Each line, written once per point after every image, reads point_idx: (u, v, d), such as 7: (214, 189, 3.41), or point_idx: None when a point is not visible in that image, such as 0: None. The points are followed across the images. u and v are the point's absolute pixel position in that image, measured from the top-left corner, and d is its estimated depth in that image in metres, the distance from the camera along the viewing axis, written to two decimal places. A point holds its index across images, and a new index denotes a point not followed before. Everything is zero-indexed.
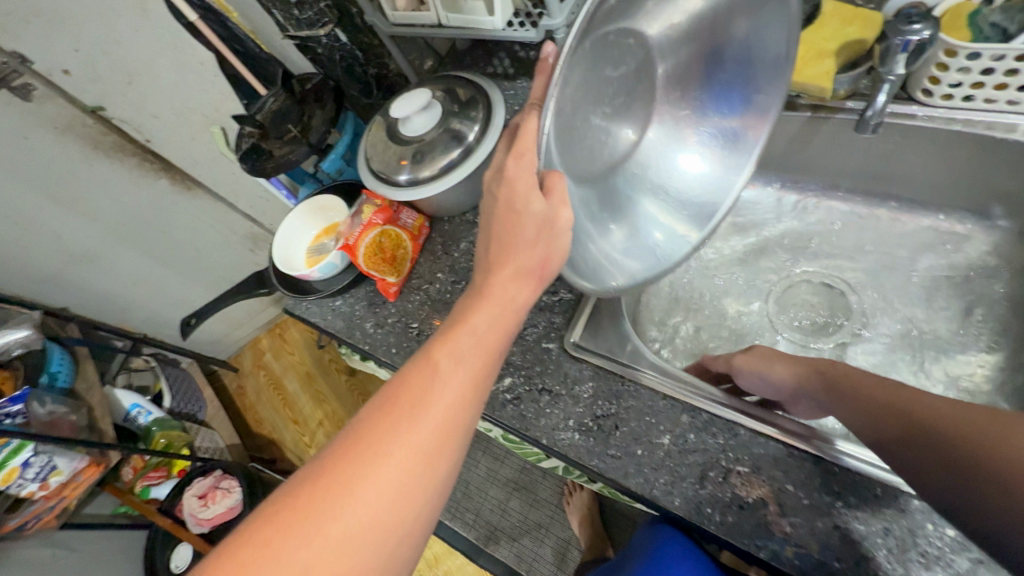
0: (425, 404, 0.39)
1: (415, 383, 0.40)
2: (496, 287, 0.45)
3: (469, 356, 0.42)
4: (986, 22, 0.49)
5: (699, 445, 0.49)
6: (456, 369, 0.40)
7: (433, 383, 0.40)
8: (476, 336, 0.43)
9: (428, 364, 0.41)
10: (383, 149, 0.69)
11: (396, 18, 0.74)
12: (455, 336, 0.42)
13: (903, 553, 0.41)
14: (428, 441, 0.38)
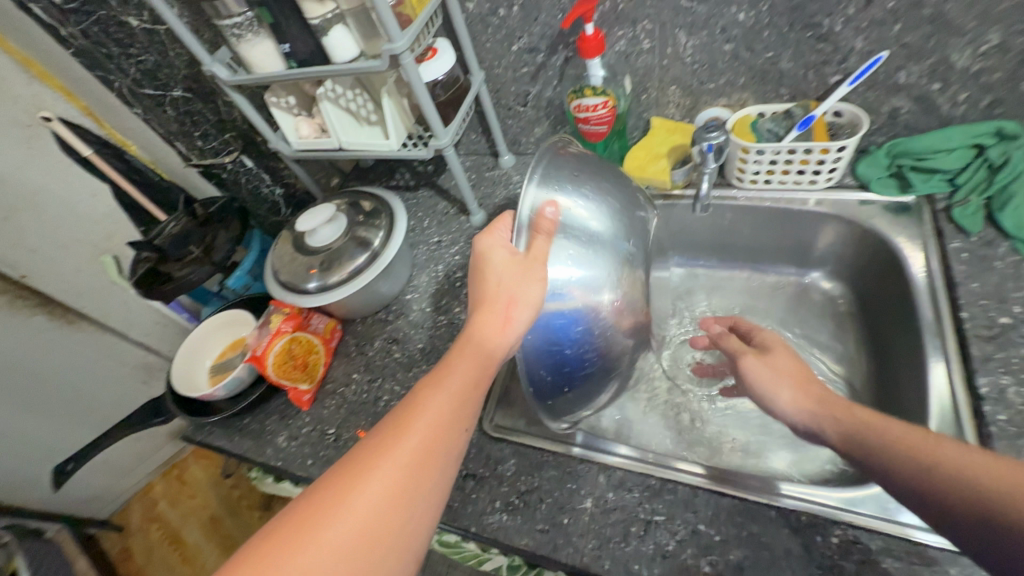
0: (403, 453, 0.38)
1: (395, 432, 0.39)
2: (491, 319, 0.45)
3: (448, 405, 0.41)
4: (764, 128, 0.65)
5: (618, 503, 0.52)
6: (445, 399, 0.41)
7: (424, 413, 0.40)
8: (456, 385, 0.42)
9: (410, 411, 0.40)
10: (290, 260, 0.72)
11: (299, 144, 0.81)
12: (443, 382, 0.42)
13: (804, 569, 0.44)
14: (396, 496, 0.36)
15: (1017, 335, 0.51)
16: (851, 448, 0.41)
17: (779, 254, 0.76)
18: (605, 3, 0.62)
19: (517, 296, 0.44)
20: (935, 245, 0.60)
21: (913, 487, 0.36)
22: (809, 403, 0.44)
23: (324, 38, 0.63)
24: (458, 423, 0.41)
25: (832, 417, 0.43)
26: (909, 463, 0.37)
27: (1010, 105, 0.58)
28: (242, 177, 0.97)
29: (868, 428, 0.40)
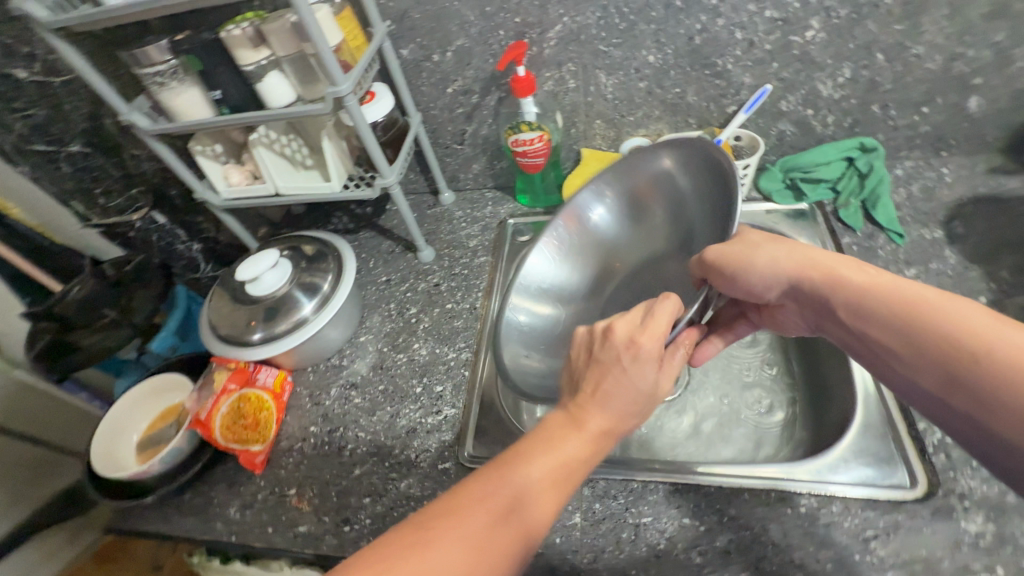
0: (481, 535, 0.33)
1: (524, 459, 0.37)
2: (604, 395, 0.40)
3: (573, 457, 0.38)
4: None
5: (605, 512, 0.53)
6: (540, 495, 0.36)
7: (517, 498, 0.35)
8: (588, 437, 0.39)
9: (546, 444, 0.38)
10: (229, 313, 0.68)
11: (229, 193, 0.77)
12: (573, 433, 0.39)
13: (782, 541, 0.48)
14: (511, 535, 0.34)
15: None
16: (849, 316, 0.42)
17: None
18: (533, 48, 0.68)
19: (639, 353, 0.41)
20: (831, 242, 0.70)
21: (883, 358, 0.39)
22: (795, 254, 0.46)
23: (258, 84, 0.62)
24: (580, 480, 0.38)
25: (819, 271, 0.44)
26: (902, 323, 0.37)
27: (865, 124, 0.71)
28: (153, 235, 0.91)
29: (848, 283, 0.42)
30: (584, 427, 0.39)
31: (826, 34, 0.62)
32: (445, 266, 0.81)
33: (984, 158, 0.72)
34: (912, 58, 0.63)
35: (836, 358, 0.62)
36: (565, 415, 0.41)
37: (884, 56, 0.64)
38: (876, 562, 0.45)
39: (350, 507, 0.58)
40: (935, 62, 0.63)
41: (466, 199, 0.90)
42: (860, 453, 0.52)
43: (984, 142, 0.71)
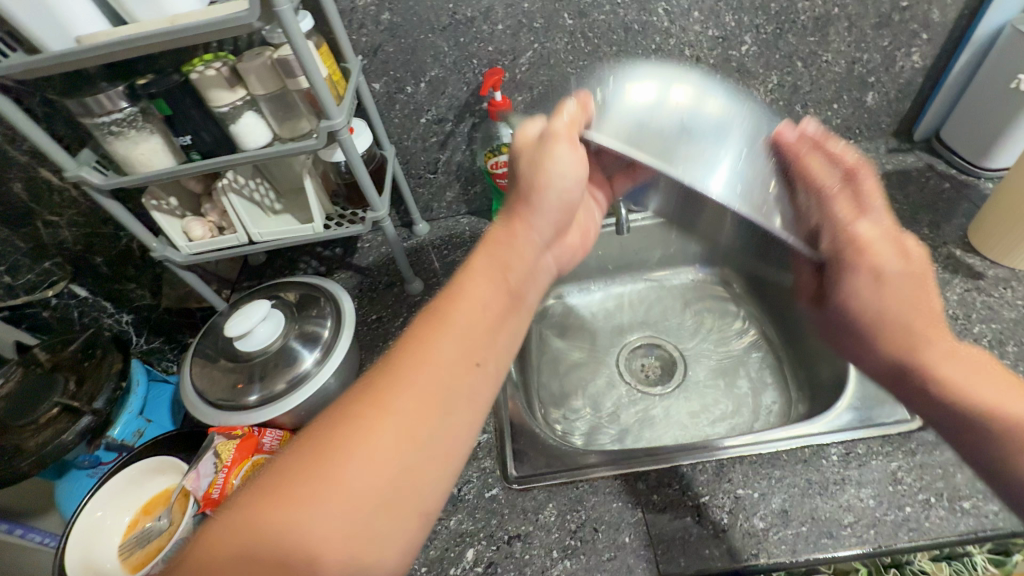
0: (414, 384, 0.37)
1: (408, 365, 0.37)
2: (495, 247, 0.44)
3: (454, 348, 0.39)
4: None
5: (665, 501, 0.54)
6: (457, 334, 0.39)
7: (433, 345, 0.39)
8: (466, 325, 0.40)
9: (417, 344, 0.38)
10: (219, 376, 0.62)
11: (192, 247, 0.70)
12: (482, 277, 0.42)
13: (827, 489, 0.52)
14: (422, 416, 0.36)
15: None
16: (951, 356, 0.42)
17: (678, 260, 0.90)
18: (506, 74, 0.71)
19: (545, 178, 0.45)
20: None
21: (929, 378, 0.42)
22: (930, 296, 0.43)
23: (233, 125, 0.59)
24: (506, 308, 0.42)
25: (914, 320, 0.43)
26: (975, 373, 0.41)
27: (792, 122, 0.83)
28: (72, 308, 0.84)
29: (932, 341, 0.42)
30: (458, 316, 0.40)
31: (757, 47, 0.72)
32: (437, 295, 0.80)
33: (883, 141, 0.87)
34: (823, 63, 0.75)
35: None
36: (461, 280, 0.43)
37: (802, 64, 0.75)
38: (908, 489, 0.51)
39: None
40: (840, 66, 0.76)
41: (443, 227, 0.90)
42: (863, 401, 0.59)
43: (882, 129, 0.85)
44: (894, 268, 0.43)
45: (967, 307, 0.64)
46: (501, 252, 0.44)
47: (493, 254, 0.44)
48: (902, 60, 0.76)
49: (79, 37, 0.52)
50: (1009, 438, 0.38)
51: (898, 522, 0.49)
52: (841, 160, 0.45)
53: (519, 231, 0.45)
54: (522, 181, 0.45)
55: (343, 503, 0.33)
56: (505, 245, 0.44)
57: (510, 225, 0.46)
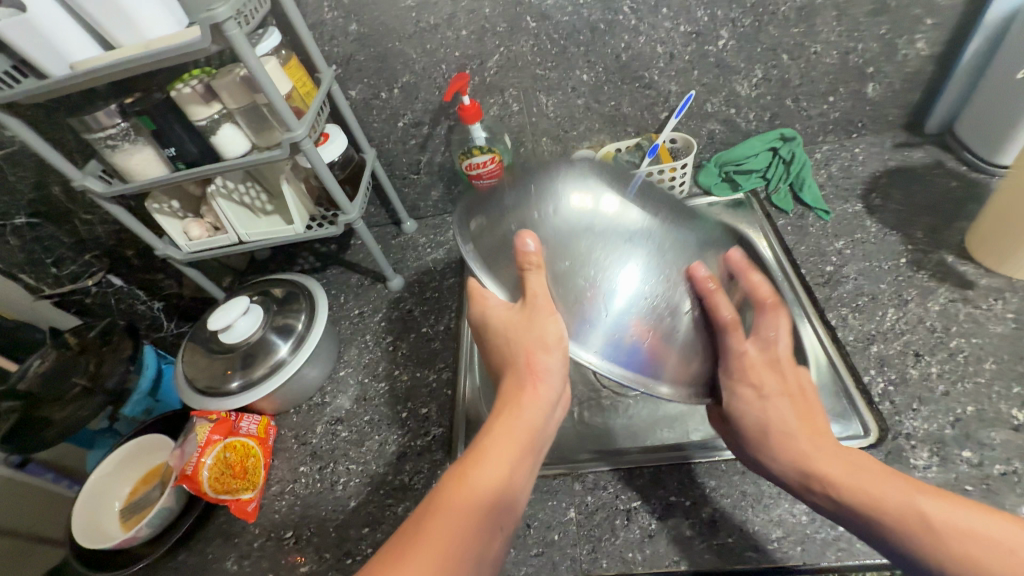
0: (471, 498, 0.39)
1: (459, 486, 0.40)
2: (527, 395, 0.47)
3: (468, 514, 0.39)
4: (624, 159, 0.80)
5: (598, 503, 0.55)
6: (501, 453, 0.43)
7: (483, 460, 0.42)
8: (478, 483, 0.40)
9: (454, 488, 0.40)
10: (205, 365, 0.68)
11: (190, 246, 0.77)
12: (517, 399, 0.46)
13: (761, 503, 0.51)
14: (474, 518, 0.39)
15: (840, 276, 0.67)
16: (829, 463, 0.45)
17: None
18: (475, 78, 0.73)
19: (534, 347, 0.46)
20: (769, 226, 0.77)
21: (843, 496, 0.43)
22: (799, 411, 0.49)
23: (213, 137, 0.64)
24: (537, 437, 0.45)
25: (790, 436, 0.48)
26: (869, 478, 0.43)
27: (783, 117, 0.79)
28: (111, 298, 0.92)
29: (819, 457, 0.45)
30: (470, 479, 0.41)
31: (736, 41, 0.69)
32: (415, 292, 0.84)
33: (891, 135, 0.81)
34: (813, 55, 0.71)
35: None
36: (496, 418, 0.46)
37: (789, 56, 0.71)
38: None
39: (352, 539, 0.59)
40: (833, 57, 0.72)
41: (429, 225, 0.93)
42: None
43: (888, 121, 0.79)
44: (774, 389, 0.50)
45: (948, 319, 0.59)
46: (507, 412, 0.46)
47: (502, 421, 0.45)
48: (905, 48, 0.70)
49: (72, 62, 0.58)
50: (904, 525, 0.39)
51: (827, 541, 0.48)
52: (724, 308, 0.48)
53: (533, 386, 0.47)
54: (517, 360, 0.48)
55: None
56: (518, 413, 0.45)
57: (521, 381, 0.47)
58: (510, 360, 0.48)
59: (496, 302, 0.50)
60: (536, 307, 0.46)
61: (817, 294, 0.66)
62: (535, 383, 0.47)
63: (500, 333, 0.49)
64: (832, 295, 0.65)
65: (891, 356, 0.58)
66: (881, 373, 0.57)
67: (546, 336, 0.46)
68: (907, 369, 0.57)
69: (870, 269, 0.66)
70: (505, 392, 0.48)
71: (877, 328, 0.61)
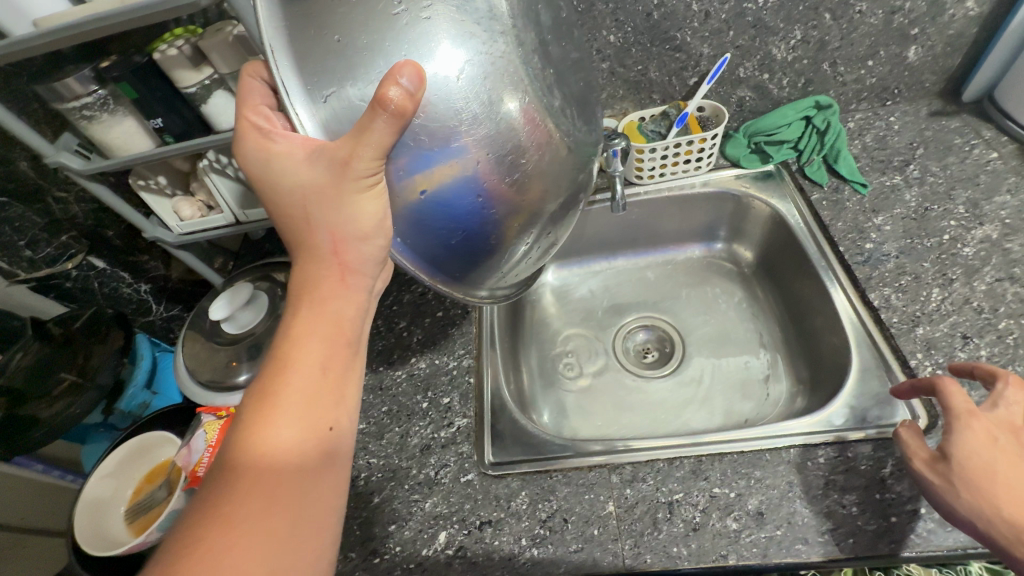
0: (281, 424, 0.37)
1: (262, 418, 0.37)
2: (320, 291, 0.41)
3: (289, 440, 0.37)
4: (648, 130, 0.75)
5: (638, 496, 0.53)
6: (302, 370, 0.39)
7: (282, 382, 0.39)
8: (289, 411, 0.38)
9: (261, 421, 0.37)
10: (207, 356, 0.64)
11: (183, 227, 0.72)
12: (326, 291, 0.41)
13: (809, 493, 0.50)
14: (295, 442, 0.37)
15: (881, 254, 0.64)
16: None
17: (678, 242, 0.85)
18: None
19: (337, 235, 0.40)
20: (801, 199, 0.73)
21: None
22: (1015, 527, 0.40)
23: (203, 106, 0.59)
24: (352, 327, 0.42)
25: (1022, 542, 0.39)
26: None
27: (817, 83, 0.74)
28: (93, 282, 0.83)
29: None
30: (277, 412, 0.37)
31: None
32: None
33: (926, 102, 0.76)
34: (856, 15, 0.66)
35: (821, 302, 0.66)
36: (290, 330, 0.41)
37: (831, 16, 0.66)
38: (897, 497, 0.48)
39: (378, 537, 0.56)
40: (877, 17, 0.67)
41: None
42: (857, 397, 0.55)
43: (924, 88, 0.75)
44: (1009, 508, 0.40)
45: (995, 299, 0.57)
46: (308, 319, 0.41)
47: (303, 330, 0.40)
48: (953, 8, 0.66)
49: (35, 19, 0.50)
50: None
51: (879, 532, 0.47)
52: (958, 398, 0.45)
53: (334, 266, 0.41)
54: (323, 245, 0.41)
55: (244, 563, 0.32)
56: (324, 307, 0.41)
57: (318, 267, 0.41)
58: (313, 247, 0.41)
59: (292, 164, 0.38)
60: (350, 177, 0.36)
61: (857, 273, 0.63)
62: (340, 268, 0.41)
63: (295, 198, 0.40)
64: (872, 274, 0.62)
65: (938, 338, 0.56)
66: (928, 357, 0.55)
67: (354, 225, 0.39)
68: (955, 352, 0.55)
69: (912, 247, 0.63)
70: (297, 283, 0.42)
71: (922, 309, 0.58)
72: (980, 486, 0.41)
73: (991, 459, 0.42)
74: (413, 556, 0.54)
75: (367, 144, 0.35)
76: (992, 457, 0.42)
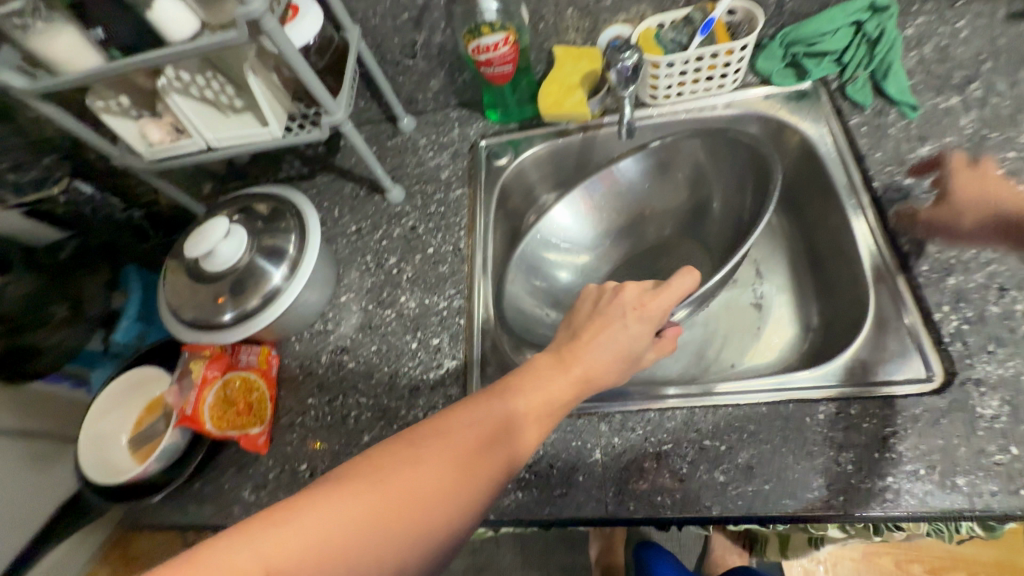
0: (455, 448, 0.41)
1: (448, 427, 0.42)
2: (542, 377, 0.47)
3: (450, 468, 0.40)
4: (667, 39, 0.64)
5: (626, 445, 0.52)
6: (506, 416, 0.44)
7: (481, 417, 0.43)
8: (472, 443, 0.42)
9: (442, 433, 0.42)
10: (189, 294, 0.61)
11: (154, 153, 0.66)
12: (559, 372, 0.47)
13: (803, 450, 0.48)
14: (451, 469, 0.40)
15: (921, 192, 0.56)
16: None
17: (668, 191, 0.77)
18: None
19: (586, 374, 0.48)
20: (837, 124, 0.64)
21: None
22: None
23: (146, 12, 0.50)
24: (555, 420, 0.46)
25: None
26: None
27: None
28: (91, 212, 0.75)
29: None
30: (458, 438, 0.42)
31: None
32: (419, 204, 0.73)
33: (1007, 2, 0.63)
34: None
35: (840, 231, 0.61)
36: (516, 381, 0.47)
37: None
38: (897, 458, 0.46)
39: None
40: None
41: (430, 122, 0.80)
42: (870, 352, 0.51)
43: None
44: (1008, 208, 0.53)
45: None
46: (530, 394, 0.46)
47: (522, 396, 0.45)
48: None
49: None
50: None
51: (872, 491, 0.45)
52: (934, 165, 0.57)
53: (560, 372, 0.47)
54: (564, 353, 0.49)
55: (346, 526, 0.36)
56: (539, 386, 0.46)
57: (552, 368, 0.48)
58: (564, 360, 0.48)
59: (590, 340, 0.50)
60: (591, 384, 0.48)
61: (890, 214, 0.56)
62: (570, 387, 0.47)
63: (584, 332, 0.50)
64: (908, 215, 0.55)
65: (971, 290, 0.50)
66: (956, 311, 0.50)
67: (595, 366, 0.48)
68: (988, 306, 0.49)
69: (959, 183, 0.56)
70: (533, 367, 0.48)
71: (958, 256, 0.52)
72: (996, 205, 0.53)
73: (984, 188, 0.54)
74: None
75: (594, 348, 0.49)
76: (984, 184, 0.55)
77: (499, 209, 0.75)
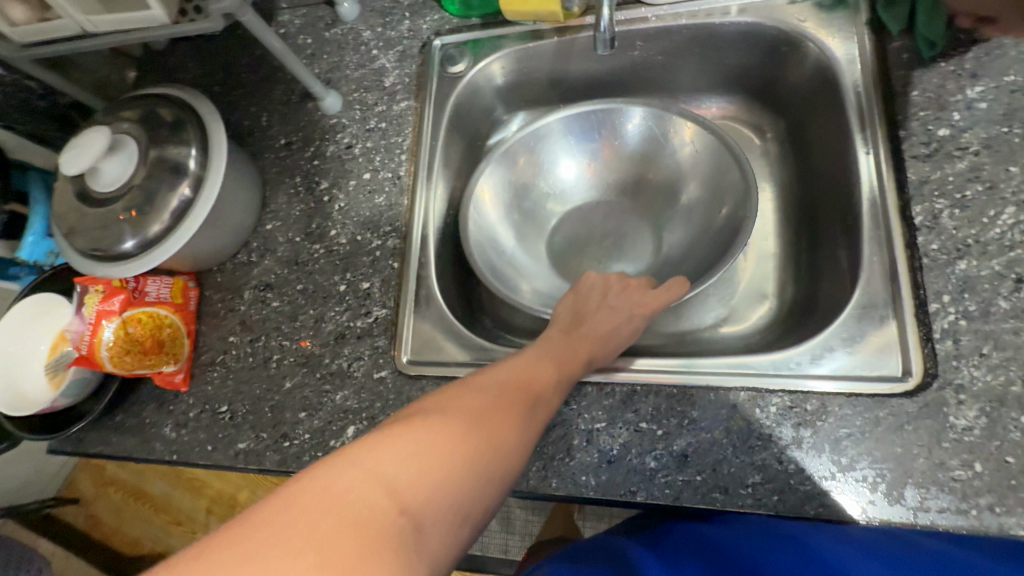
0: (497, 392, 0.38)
1: (479, 381, 0.39)
2: (554, 339, 0.47)
3: (503, 410, 0.36)
4: None
5: (558, 418, 0.48)
6: (532, 363, 0.43)
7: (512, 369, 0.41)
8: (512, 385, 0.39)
9: (478, 384, 0.38)
10: (79, 218, 0.52)
11: (21, 35, 0.53)
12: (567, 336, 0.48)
13: (745, 443, 0.43)
14: (503, 405, 0.37)
15: (955, 147, 0.45)
16: None
17: (633, 174, 0.66)
18: None
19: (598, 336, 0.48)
20: (870, 42, 0.51)
21: None
22: None
23: None
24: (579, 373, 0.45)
25: None
26: None
27: None
28: None
29: None
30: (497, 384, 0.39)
31: None
32: (358, 117, 0.62)
33: None
34: None
35: (843, 166, 0.52)
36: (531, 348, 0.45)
37: None
38: (846, 462, 0.41)
39: (287, 423, 0.54)
40: None
41: (377, 10, 0.65)
42: (844, 340, 0.45)
43: None
44: None
45: None
46: (546, 350, 0.45)
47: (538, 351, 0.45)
48: None
49: None
50: None
51: (812, 495, 0.41)
52: None
53: (568, 340, 0.47)
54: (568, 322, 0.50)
55: (421, 464, 0.29)
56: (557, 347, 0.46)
57: (560, 336, 0.48)
58: (567, 330, 0.49)
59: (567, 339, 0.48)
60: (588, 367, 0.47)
61: (910, 173, 0.46)
62: (585, 345, 0.47)
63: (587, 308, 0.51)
64: (931, 177, 0.45)
65: (981, 278, 0.42)
66: (956, 303, 0.42)
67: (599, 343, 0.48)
68: (995, 300, 0.42)
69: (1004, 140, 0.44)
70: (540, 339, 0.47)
71: (977, 236, 0.43)
72: None
73: None
74: (321, 446, 0.52)
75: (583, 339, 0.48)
76: None
77: (454, 130, 0.63)
